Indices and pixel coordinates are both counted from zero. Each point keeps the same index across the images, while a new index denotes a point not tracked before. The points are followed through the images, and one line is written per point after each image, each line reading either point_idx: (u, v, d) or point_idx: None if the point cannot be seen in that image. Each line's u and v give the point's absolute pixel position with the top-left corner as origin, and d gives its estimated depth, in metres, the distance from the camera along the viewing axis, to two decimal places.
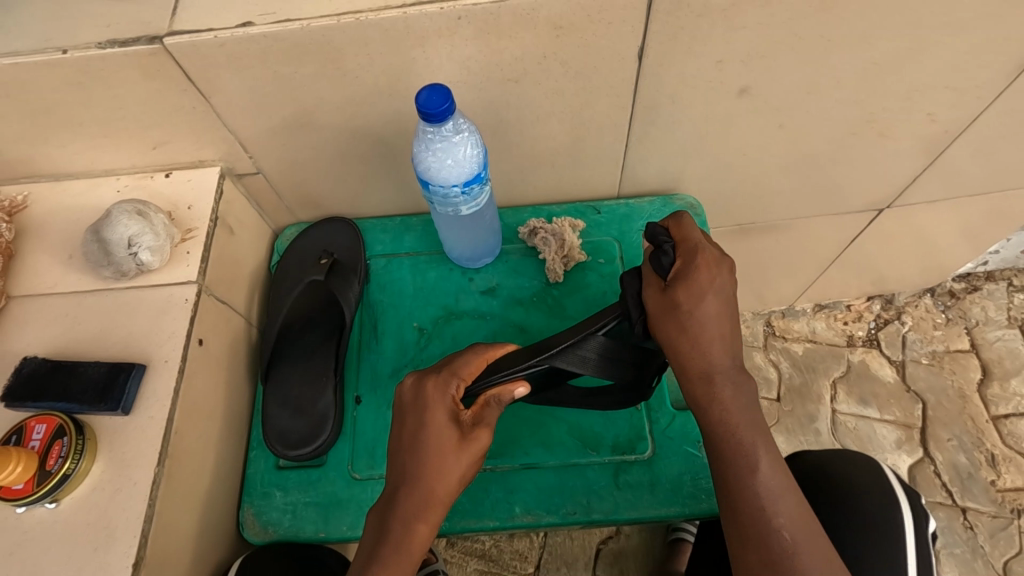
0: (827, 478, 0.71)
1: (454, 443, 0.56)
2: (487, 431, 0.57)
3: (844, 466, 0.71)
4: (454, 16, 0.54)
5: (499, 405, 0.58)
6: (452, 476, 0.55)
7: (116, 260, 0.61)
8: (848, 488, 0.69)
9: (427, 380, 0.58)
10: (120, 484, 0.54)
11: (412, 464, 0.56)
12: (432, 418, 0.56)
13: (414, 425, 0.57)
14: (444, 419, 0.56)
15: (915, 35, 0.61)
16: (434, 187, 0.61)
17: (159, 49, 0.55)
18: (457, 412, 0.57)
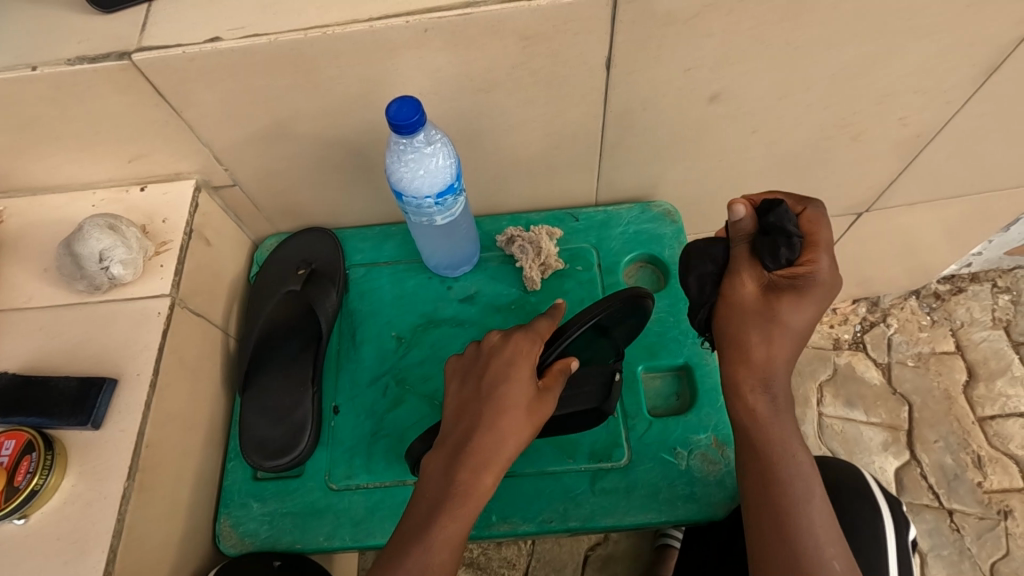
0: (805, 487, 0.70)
1: (530, 400, 0.58)
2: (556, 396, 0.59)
3: (822, 471, 0.71)
4: (421, 29, 0.55)
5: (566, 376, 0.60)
6: (532, 429, 0.58)
7: (89, 274, 0.61)
8: (826, 495, 0.69)
9: (515, 337, 0.61)
10: (91, 498, 0.54)
11: (491, 411, 0.57)
12: (520, 371, 0.58)
13: (524, 377, 0.58)
14: (527, 373, 0.58)
15: (879, 41, 0.61)
16: (407, 198, 0.61)
17: (128, 64, 0.55)
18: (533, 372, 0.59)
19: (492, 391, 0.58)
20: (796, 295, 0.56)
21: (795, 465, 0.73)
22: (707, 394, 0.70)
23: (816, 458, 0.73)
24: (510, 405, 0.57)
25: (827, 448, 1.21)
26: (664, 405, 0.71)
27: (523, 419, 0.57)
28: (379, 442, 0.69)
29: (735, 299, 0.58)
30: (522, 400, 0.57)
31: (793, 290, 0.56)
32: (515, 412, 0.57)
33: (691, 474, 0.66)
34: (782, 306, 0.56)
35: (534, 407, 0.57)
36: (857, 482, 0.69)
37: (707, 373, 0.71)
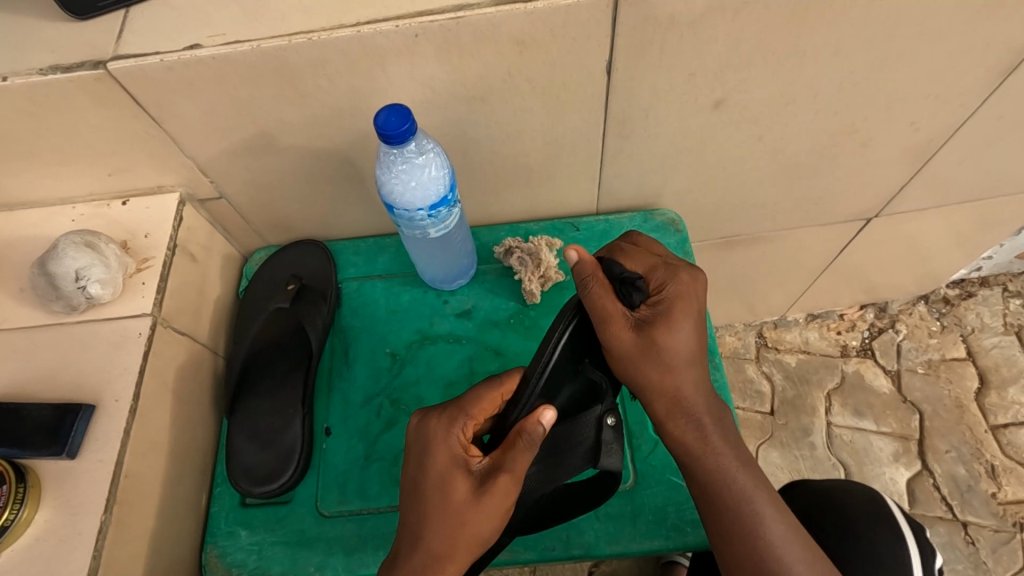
0: (826, 512, 0.67)
1: (463, 496, 0.49)
2: (504, 478, 0.49)
3: (843, 496, 0.67)
4: (412, 34, 0.52)
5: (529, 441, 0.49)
6: (474, 524, 0.48)
7: (65, 294, 0.58)
8: (852, 521, 0.65)
9: (430, 418, 0.52)
10: (66, 534, 0.51)
11: (413, 510, 0.50)
12: (437, 465, 0.50)
13: (446, 471, 0.50)
14: (447, 463, 0.50)
15: (892, 43, 0.58)
16: (398, 211, 0.58)
17: (103, 73, 0.52)
18: (461, 456, 0.50)
19: (413, 489, 0.51)
20: (669, 319, 0.54)
21: (813, 487, 0.70)
22: None
23: (831, 480, 0.70)
24: (433, 499, 0.49)
25: (836, 460, 1.18)
26: None
27: (453, 525, 0.48)
28: (373, 465, 0.65)
29: (691, 302, 0.56)
30: (450, 500, 0.49)
31: (674, 306, 0.55)
32: (445, 516, 0.49)
33: None
34: (664, 334, 0.54)
35: (473, 502, 0.48)
36: (878, 506, 0.66)
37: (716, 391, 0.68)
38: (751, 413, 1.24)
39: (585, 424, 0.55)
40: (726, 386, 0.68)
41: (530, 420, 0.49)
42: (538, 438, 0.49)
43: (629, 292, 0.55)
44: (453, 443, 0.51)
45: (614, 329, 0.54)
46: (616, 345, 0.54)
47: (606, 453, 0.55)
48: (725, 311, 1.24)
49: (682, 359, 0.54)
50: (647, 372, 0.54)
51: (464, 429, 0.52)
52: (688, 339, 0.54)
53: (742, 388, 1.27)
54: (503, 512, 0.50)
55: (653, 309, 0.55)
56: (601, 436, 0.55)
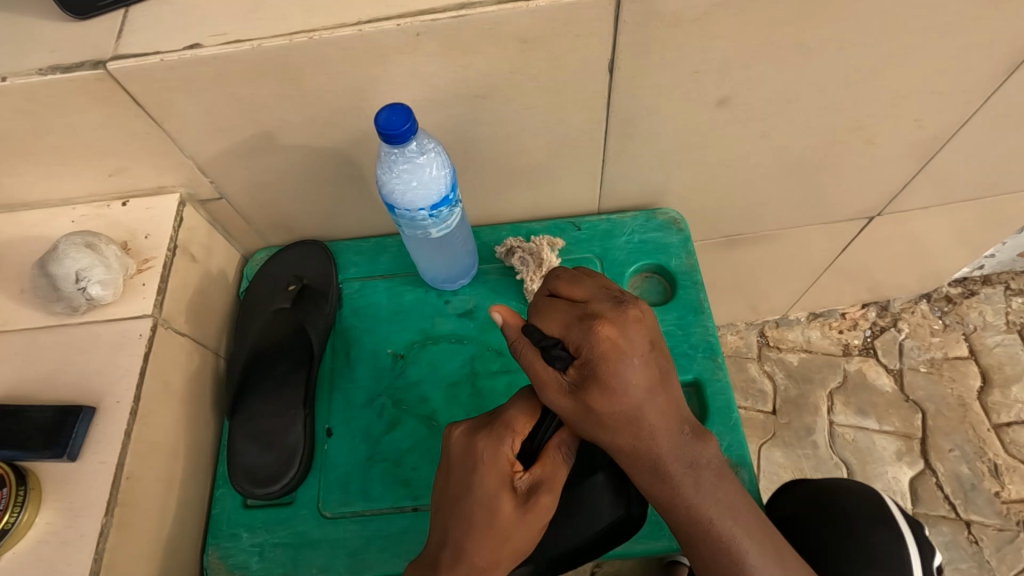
0: (823, 512, 0.66)
1: (510, 510, 0.49)
2: (550, 495, 0.50)
3: (840, 496, 0.67)
4: (413, 33, 0.52)
5: (563, 450, 0.52)
6: (519, 539, 0.49)
7: (66, 295, 0.58)
8: (849, 521, 0.64)
9: (479, 433, 0.51)
10: (67, 536, 0.51)
11: (457, 527, 0.49)
12: (487, 481, 0.49)
13: (495, 489, 0.49)
14: (499, 480, 0.49)
15: (897, 40, 0.58)
16: (399, 211, 0.58)
17: (104, 73, 0.52)
18: (510, 473, 0.50)
19: (461, 504, 0.50)
20: (603, 376, 0.48)
21: (811, 486, 0.69)
22: (719, 412, 0.67)
23: (829, 480, 0.69)
24: (484, 516, 0.49)
25: (839, 459, 1.18)
26: None
27: (500, 541, 0.49)
28: (376, 466, 0.65)
29: (628, 350, 0.49)
30: (501, 514, 0.49)
31: (606, 365, 0.48)
32: (493, 530, 0.48)
33: None
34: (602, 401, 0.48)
35: (520, 517, 0.49)
36: (876, 506, 0.65)
37: (719, 391, 0.68)
38: (753, 412, 1.24)
39: (601, 484, 0.58)
40: (729, 386, 0.68)
41: (560, 430, 0.52)
42: (572, 446, 0.53)
43: (549, 350, 0.50)
44: (502, 459, 0.50)
45: (552, 397, 0.50)
46: (557, 407, 0.50)
47: (629, 501, 0.59)
48: (727, 310, 1.23)
49: (632, 408, 0.49)
50: (595, 427, 0.49)
51: (511, 445, 0.51)
52: (635, 390, 0.48)
53: (744, 388, 1.26)
54: (540, 528, 0.51)
55: (586, 372, 0.49)
56: (618, 487, 0.59)
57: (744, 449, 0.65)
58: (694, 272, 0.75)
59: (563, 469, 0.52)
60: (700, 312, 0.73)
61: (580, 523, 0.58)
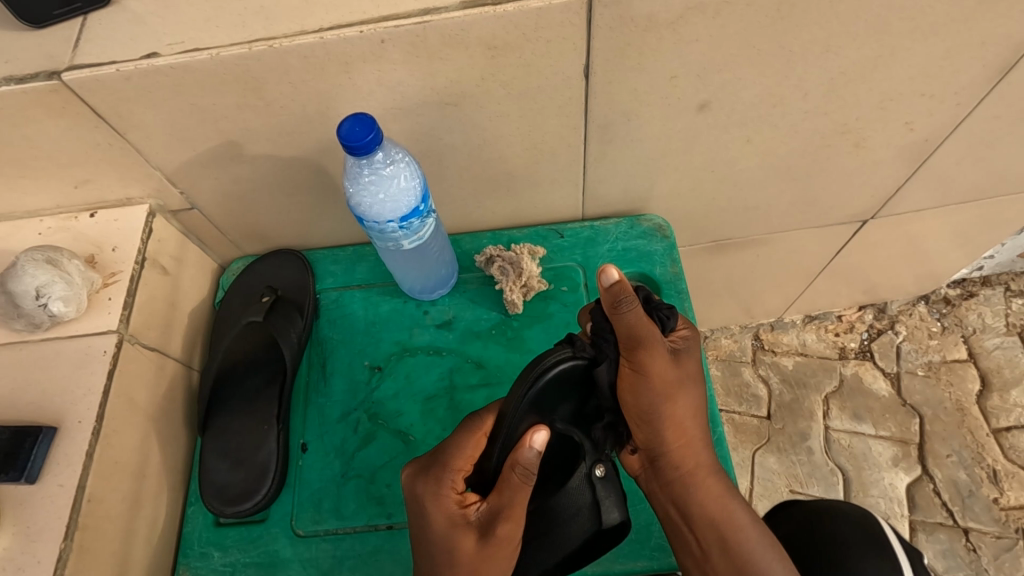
0: (812, 532, 0.65)
1: (471, 544, 0.49)
2: (508, 524, 0.49)
3: (832, 518, 0.65)
4: (377, 39, 0.50)
5: (526, 470, 0.49)
6: (488, 572, 0.50)
7: (27, 312, 0.56)
8: (835, 542, 0.63)
9: (420, 481, 0.52)
10: (24, 562, 0.49)
11: (424, 568, 0.50)
12: (437, 526, 0.50)
13: (447, 532, 0.50)
14: (450, 523, 0.50)
15: (882, 42, 0.56)
16: (368, 223, 0.56)
17: (59, 84, 0.51)
18: (458, 509, 0.51)
19: (421, 547, 0.51)
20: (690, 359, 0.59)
21: (806, 506, 0.68)
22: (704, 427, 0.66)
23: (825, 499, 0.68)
24: (444, 558, 0.49)
25: (834, 464, 1.16)
26: None
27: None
28: (350, 483, 0.64)
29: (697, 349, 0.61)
30: (461, 552, 0.49)
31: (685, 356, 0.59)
32: (458, 566, 0.49)
33: None
34: (689, 370, 0.59)
35: (481, 553, 0.49)
36: (872, 531, 0.63)
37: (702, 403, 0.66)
38: (746, 417, 1.22)
39: (576, 490, 0.57)
40: (713, 400, 0.67)
41: (519, 450, 0.49)
42: (533, 465, 0.49)
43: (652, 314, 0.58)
44: (448, 501, 0.51)
45: (653, 354, 0.54)
46: (655, 365, 0.55)
47: (606, 508, 0.57)
48: (720, 314, 1.21)
49: (690, 394, 0.59)
50: (663, 396, 0.56)
51: (453, 482, 0.51)
52: (694, 374, 0.60)
53: (738, 392, 1.25)
54: (512, 553, 0.51)
55: (685, 344, 0.59)
56: (595, 491, 0.57)
57: (726, 465, 0.64)
58: (679, 281, 0.74)
59: (524, 492, 0.49)
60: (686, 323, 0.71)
61: (555, 533, 0.57)
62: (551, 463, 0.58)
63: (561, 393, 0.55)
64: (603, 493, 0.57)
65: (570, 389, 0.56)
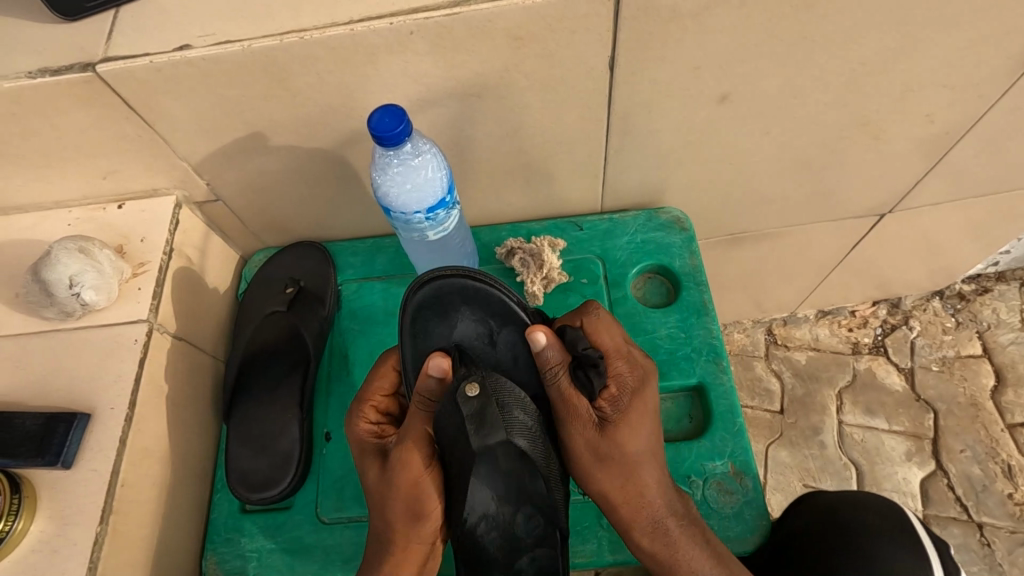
0: (837, 525, 0.64)
1: (375, 470, 0.58)
2: (409, 447, 0.56)
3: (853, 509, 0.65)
4: (405, 31, 0.50)
5: (428, 391, 0.55)
6: (390, 500, 0.55)
7: (59, 301, 0.57)
8: (866, 536, 0.62)
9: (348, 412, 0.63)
10: (60, 544, 0.50)
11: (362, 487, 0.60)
12: (353, 447, 0.60)
13: (361, 455, 0.59)
14: (359, 445, 0.60)
15: (905, 34, 0.56)
16: (394, 213, 0.57)
17: (92, 75, 0.51)
18: (379, 439, 0.60)
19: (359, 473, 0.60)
20: (626, 424, 0.56)
21: (820, 501, 0.67)
22: (722, 417, 0.66)
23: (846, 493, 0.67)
24: (365, 481, 0.58)
25: (847, 459, 1.16)
26: (675, 429, 0.67)
27: (381, 493, 0.56)
28: None
29: (648, 404, 0.58)
30: (369, 473, 0.58)
31: (621, 416, 0.57)
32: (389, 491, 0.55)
33: (707, 505, 0.62)
34: (626, 400, 0.57)
35: (381, 477, 0.56)
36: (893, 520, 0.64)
37: (722, 396, 0.67)
38: (759, 411, 1.22)
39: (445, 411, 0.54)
40: (733, 390, 0.67)
41: (418, 380, 0.55)
42: (433, 390, 0.55)
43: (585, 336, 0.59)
44: (354, 428, 0.60)
45: (580, 388, 0.57)
46: (582, 397, 0.57)
47: (487, 428, 0.53)
48: (733, 308, 1.21)
49: (644, 413, 0.57)
50: (593, 453, 0.57)
51: (363, 414, 0.61)
52: (651, 402, 0.58)
53: (750, 387, 1.25)
54: (417, 482, 0.56)
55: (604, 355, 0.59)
56: (462, 411, 0.52)
57: (746, 454, 0.64)
58: (698, 273, 0.74)
59: (417, 420, 0.56)
60: (705, 315, 0.71)
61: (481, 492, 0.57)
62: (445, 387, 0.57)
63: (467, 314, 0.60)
64: (507, 415, 0.53)
65: (477, 307, 0.60)
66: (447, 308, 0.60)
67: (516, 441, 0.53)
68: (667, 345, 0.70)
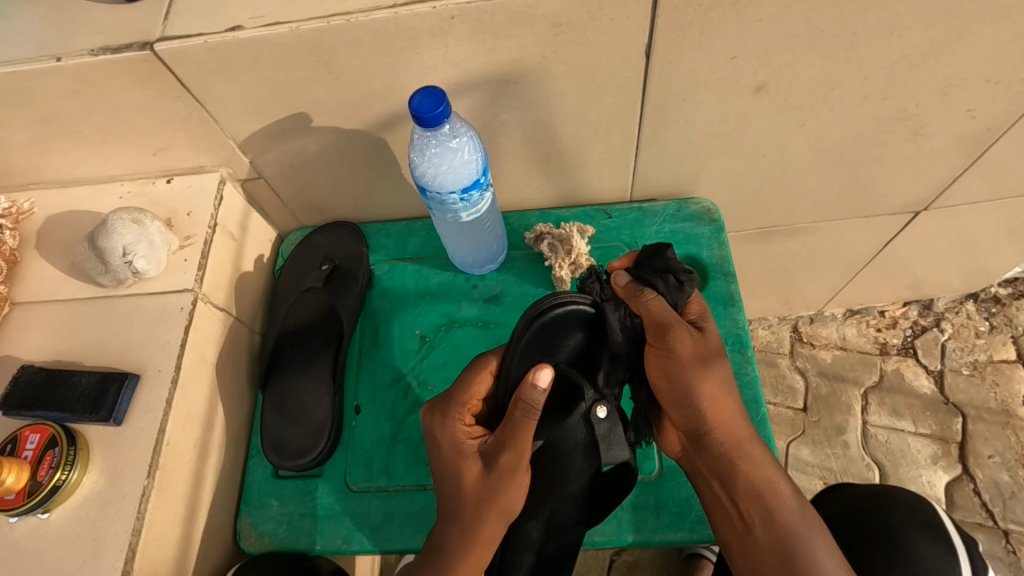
0: (869, 518, 0.67)
1: (475, 472, 0.54)
2: (507, 450, 0.53)
3: (884, 504, 0.68)
4: (447, 15, 0.52)
5: (527, 404, 0.52)
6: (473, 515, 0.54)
7: (113, 269, 0.60)
8: (897, 535, 0.65)
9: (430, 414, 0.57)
10: (111, 495, 0.53)
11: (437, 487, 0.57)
12: (445, 453, 0.56)
13: (453, 456, 0.55)
14: (450, 456, 0.55)
15: (950, 25, 0.55)
16: (430, 194, 0.58)
17: (150, 54, 0.54)
18: (466, 441, 0.55)
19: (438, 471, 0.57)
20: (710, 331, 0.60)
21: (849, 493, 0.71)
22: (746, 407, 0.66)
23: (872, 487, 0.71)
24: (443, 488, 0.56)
25: (871, 459, 1.15)
26: None
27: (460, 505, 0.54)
28: (400, 444, 0.67)
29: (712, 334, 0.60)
30: (466, 479, 0.54)
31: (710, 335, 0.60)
32: (466, 492, 0.54)
33: None
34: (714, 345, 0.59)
35: (484, 479, 0.54)
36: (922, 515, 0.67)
37: (746, 385, 0.67)
38: (781, 408, 1.22)
39: (574, 424, 0.59)
40: (757, 380, 0.67)
41: (522, 386, 0.52)
42: (535, 401, 0.52)
43: (655, 277, 0.59)
44: (450, 441, 0.56)
45: (677, 336, 0.56)
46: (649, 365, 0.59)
47: (611, 447, 0.58)
48: (758, 304, 1.21)
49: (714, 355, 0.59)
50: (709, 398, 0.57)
51: (462, 417, 0.56)
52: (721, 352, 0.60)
53: (774, 383, 1.24)
54: (500, 493, 0.54)
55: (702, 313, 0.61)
56: (595, 429, 0.59)
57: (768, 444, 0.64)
58: (725, 264, 0.74)
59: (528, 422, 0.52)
60: (732, 305, 0.72)
61: (559, 466, 0.62)
62: (563, 391, 0.61)
63: (545, 330, 0.60)
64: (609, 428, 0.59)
65: (573, 321, 0.62)
66: (552, 326, 0.61)
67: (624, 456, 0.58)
68: None
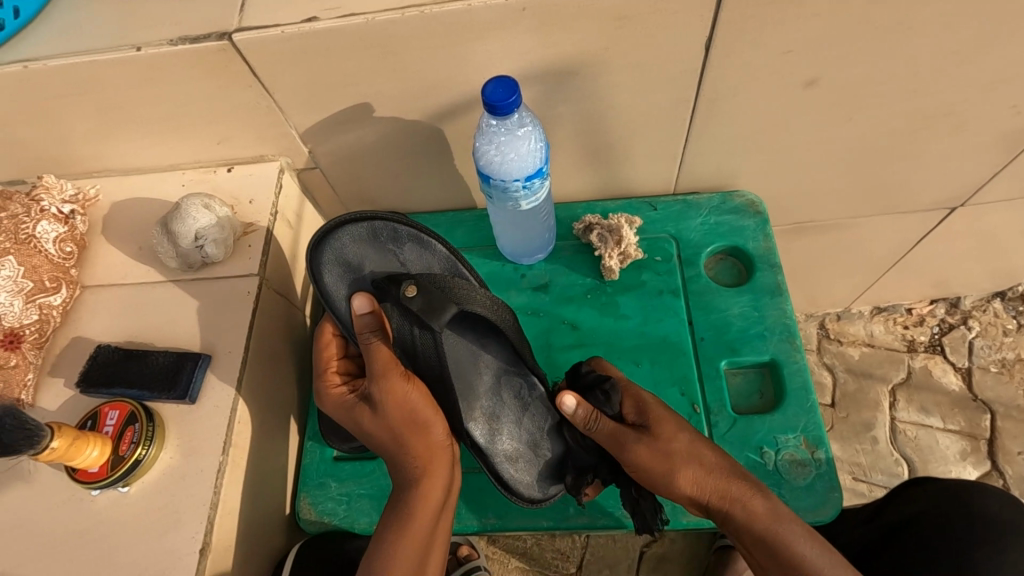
0: (964, 510, 0.65)
1: (366, 414, 0.58)
2: (372, 377, 0.57)
3: (979, 498, 0.66)
4: (518, 8, 0.53)
5: (365, 330, 0.58)
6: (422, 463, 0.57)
7: (183, 253, 0.62)
8: (995, 532, 0.64)
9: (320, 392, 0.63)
10: (187, 470, 0.55)
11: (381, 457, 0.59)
12: (339, 414, 0.61)
13: (341, 409, 0.61)
14: (343, 413, 0.61)
15: (1005, 21, 0.57)
16: (493, 181, 0.60)
17: (227, 44, 0.56)
18: (342, 394, 0.61)
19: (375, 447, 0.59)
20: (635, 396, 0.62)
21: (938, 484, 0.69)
22: (796, 394, 0.67)
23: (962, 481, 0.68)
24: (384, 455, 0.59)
25: (899, 455, 1.16)
26: (746, 403, 0.69)
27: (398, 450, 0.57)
28: None
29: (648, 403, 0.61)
30: (362, 422, 0.59)
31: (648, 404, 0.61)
32: (396, 441, 0.57)
33: (778, 475, 0.64)
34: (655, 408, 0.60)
35: (373, 414, 0.58)
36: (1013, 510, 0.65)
37: (795, 373, 0.68)
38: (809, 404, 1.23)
39: (473, 303, 0.59)
40: (807, 368, 0.68)
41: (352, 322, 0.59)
42: (367, 322, 0.58)
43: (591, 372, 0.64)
44: (331, 400, 0.61)
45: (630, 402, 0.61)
46: (636, 455, 0.57)
47: (455, 299, 0.58)
48: None
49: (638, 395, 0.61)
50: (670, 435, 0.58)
51: (329, 379, 0.63)
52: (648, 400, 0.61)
53: None
54: (388, 412, 0.57)
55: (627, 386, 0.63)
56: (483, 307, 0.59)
57: (818, 430, 0.65)
58: (771, 255, 0.76)
59: (372, 344, 0.57)
60: (779, 295, 0.73)
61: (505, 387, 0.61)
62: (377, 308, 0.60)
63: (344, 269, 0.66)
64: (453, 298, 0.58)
65: (369, 247, 0.67)
66: (350, 258, 0.66)
67: (467, 303, 0.58)
68: (740, 323, 0.71)
